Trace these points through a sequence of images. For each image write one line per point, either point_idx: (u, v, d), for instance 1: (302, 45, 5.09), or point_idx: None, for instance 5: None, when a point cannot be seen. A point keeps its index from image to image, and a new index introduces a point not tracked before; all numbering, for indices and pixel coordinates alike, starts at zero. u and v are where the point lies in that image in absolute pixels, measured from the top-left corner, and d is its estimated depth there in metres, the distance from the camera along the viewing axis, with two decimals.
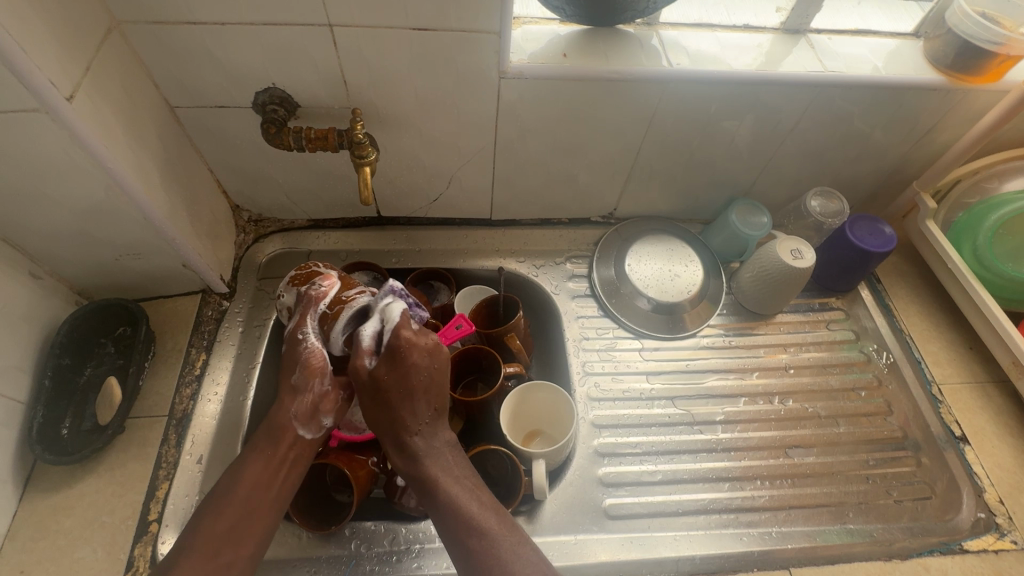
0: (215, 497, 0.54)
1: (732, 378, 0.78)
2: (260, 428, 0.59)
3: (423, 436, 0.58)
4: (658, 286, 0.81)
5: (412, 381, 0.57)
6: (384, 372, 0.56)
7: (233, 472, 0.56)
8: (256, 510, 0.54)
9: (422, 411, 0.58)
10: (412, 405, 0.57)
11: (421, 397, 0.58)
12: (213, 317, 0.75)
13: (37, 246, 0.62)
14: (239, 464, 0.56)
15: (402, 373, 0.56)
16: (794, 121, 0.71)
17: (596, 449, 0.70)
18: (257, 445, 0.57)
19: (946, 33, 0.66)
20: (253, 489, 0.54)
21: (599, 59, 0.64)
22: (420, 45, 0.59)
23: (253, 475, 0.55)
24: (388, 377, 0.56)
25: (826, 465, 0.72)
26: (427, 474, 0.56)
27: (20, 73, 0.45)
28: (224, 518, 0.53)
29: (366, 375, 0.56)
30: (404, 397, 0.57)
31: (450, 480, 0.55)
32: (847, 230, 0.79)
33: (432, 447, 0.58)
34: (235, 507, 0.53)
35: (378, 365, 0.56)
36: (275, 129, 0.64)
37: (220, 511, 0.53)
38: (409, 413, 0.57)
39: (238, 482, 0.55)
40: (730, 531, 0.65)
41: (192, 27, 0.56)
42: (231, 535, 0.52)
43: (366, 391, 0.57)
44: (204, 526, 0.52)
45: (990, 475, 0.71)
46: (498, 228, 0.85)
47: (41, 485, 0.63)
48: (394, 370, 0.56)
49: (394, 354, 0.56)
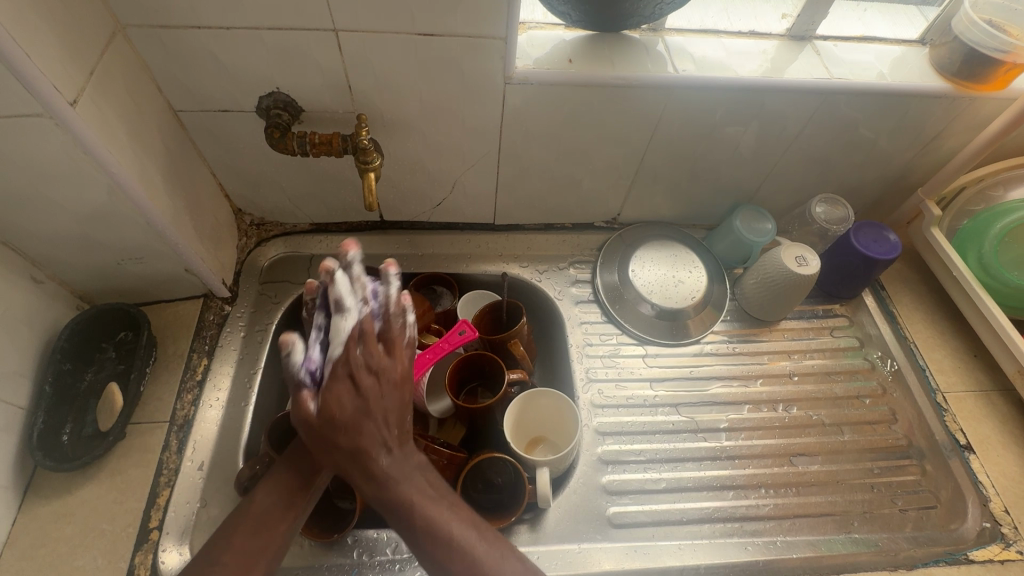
0: (250, 512, 0.52)
1: (735, 385, 0.77)
2: (298, 444, 0.57)
3: (390, 460, 0.53)
4: (662, 292, 0.81)
5: (368, 404, 0.53)
6: (332, 404, 0.51)
7: (271, 486, 0.54)
8: (291, 528, 0.53)
9: (387, 433, 0.53)
10: (373, 429, 0.52)
11: (382, 419, 0.53)
12: (216, 321, 0.75)
13: (38, 250, 0.62)
14: (277, 480, 0.54)
15: (355, 399, 0.52)
16: (799, 128, 0.70)
17: (599, 457, 0.70)
18: (297, 461, 0.55)
19: (952, 40, 0.66)
20: (291, 509, 0.53)
21: (604, 64, 0.64)
22: (426, 51, 0.59)
23: (293, 495, 0.54)
24: (342, 410, 0.52)
25: (831, 474, 0.71)
26: (402, 499, 0.51)
27: (23, 78, 0.45)
28: (257, 536, 0.51)
29: (311, 414, 0.51)
30: (365, 422, 0.52)
31: (427, 501, 0.52)
32: (853, 237, 0.78)
33: (401, 467, 0.53)
34: (273, 526, 0.52)
35: (324, 397, 0.52)
36: (279, 134, 0.63)
37: (258, 528, 0.51)
38: (373, 442, 0.52)
39: (280, 499, 0.53)
40: (734, 541, 0.65)
41: (196, 31, 0.55)
42: (265, 551, 0.51)
43: (315, 430, 0.52)
44: (238, 541, 0.50)
45: (996, 484, 0.70)
46: (502, 233, 0.85)
47: (40, 492, 0.62)
48: (345, 396, 0.52)
49: (346, 376, 0.53)
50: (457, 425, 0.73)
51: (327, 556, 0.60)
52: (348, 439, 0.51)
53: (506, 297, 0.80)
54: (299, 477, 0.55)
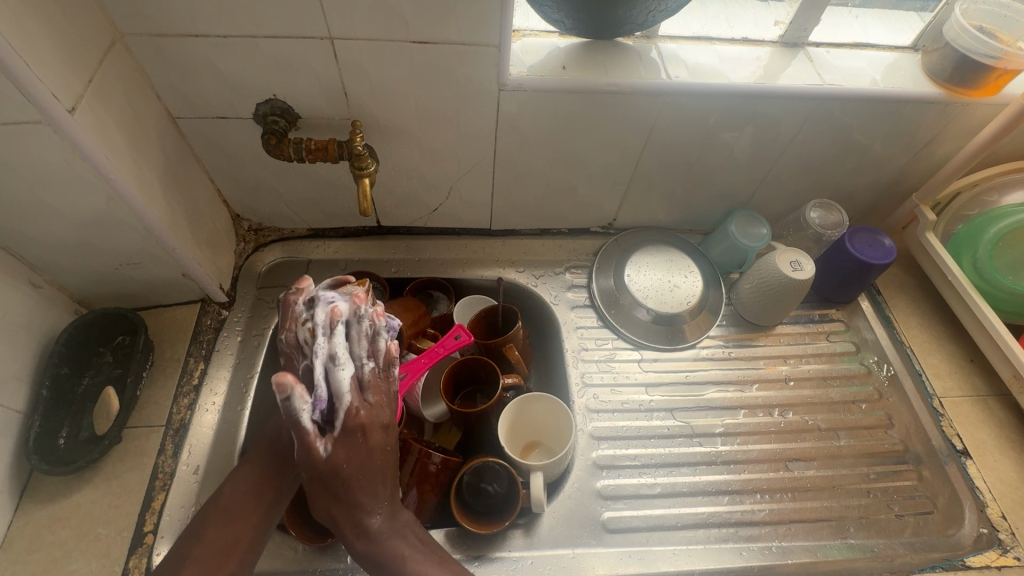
0: (222, 503, 0.53)
1: (731, 390, 0.77)
2: (264, 440, 0.57)
3: (384, 520, 0.53)
4: (657, 297, 0.82)
5: (370, 466, 0.51)
6: (343, 456, 0.49)
7: (236, 484, 0.54)
8: (262, 520, 0.53)
9: (381, 492, 0.53)
10: (373, 488, 0.52)
11: (379, 476, 0.52)
12: (213, 325, 0.75)
13: (38, 255, 0.63)
14: (242, 477, 0.55)
15: (359, 455, 0.50)
16: (793, 133, 0.71)
17: (595, 461, 0.70)
18: (264, 458, 0.56)
19: (943, 47, 0.67)
20: (259, 502, 0.54)
21: (597, 70, 0.64)
22: (420, 59, 0.59)
23: (259, 490, 0.54)
24: (348, 463, 0.49)
25: (826, 479, 0.71)
26: (393, 554, 0.52)
27: (21, 85, 0.45)
28: (228, 527, 0.52)
29: (318, 458, 0.47)
30: (367, 483, 0.51)
31: (412, 556, 0.52)
32: (847, 242, 0.78)
33: (396, 522, 0.53)
34: (242, 521, 0.52)
35: (333, 450, 0.48)
36: (275, 140, 0.64)
37: (230, 522, 0.52)
38: (371, 500, 0.52)
39: (246, 495, 0.54)
40: (729, 546, 0.65)
41: (192, 39, 0.56)
42: (232, 548, 0.51)
43: (318, 477, 0.49)
44: (209, 536, 0.51)
45: (993, 490, 0.70)
46: (498, 238, 0.85)
47: (37, 494, 0.62)
48: (353, 452, 0.49)
49: (351, 432, 0.49)
50: (452, 429, 0.75)
51: (321, 561, 0.61)
52: (340, 505, 0.51)
53: (501, 301, 0.80)
54: (268, 472, 0.55)
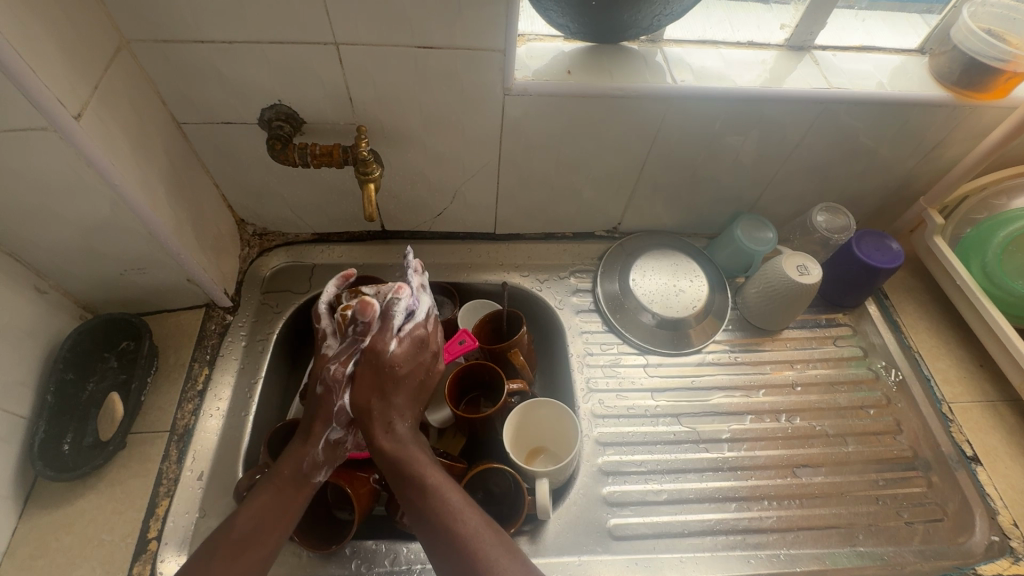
0: (229, 537, 0.51)
1: (737, 396, 0.77)
2: (281, 465, 0.55)
3: (408, 430, 0.58)
4: (662, 301, 0.81)
5: (416, 378, 0.60)
6: (401, 357, 0.58)
7: (248, 514, 0.52)
8: (268, 556, 0.52)
9: (408, 406, 0.59)
10: (409, 397, 0.59)
11: (415, 395, 0.60)
12: (217, 331, 0.75)
13: (43, 261, 0.63)
14: (255, 506, 0.53)
15: (413, 363, 0.59)
16: (799, 137, 0.70)
17: (601, 467, 0.69)
18: (278, 485, 0.54)
19: (951, 49, 0.66)
20: (270, 535, 0.52)
21: (603, 75, 0.64)
22: (425, 63, 0.59)
23: (271, 524, 0.52)
24: (402, 363, 0.58)
25: (835, 485, 0.70)
26: (414, 459, 0.55)
27: (29, 94, 0.46)
28: (238, 563, 0.50)
29: (388, 351, 0.57)
30: (405, 386, 0.59)
31: (431, 467, 0.55)
32: (853, 246, 0.78)
33: (417, 438, 0.58)
34: (251, 554, 0.51)
35: (399, 348, 0.58)
36: (281, 145, 0.64)
37: (240, 555, 0.50)
38: (404, 405, 0.58)
39: (258, 527, 0.52)
40: (737, 554, 0.64)
41: (198, 45, 0.56)
42: None
43: (373, 368, 0.57)
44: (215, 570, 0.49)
45: (1004, 498, 0.69)
46: (502, 242, 0.85)
47: (41, 500, 0.62)
48: (410, 356, 0.59)
49: (416, 343, 0.60)
50: (456, 436, 0.74)
51: (326, 567, 0.60)
52: (382, 394, 0.57)
53: (506, 306, 0.80)
54: (280, 502, 0.54)
